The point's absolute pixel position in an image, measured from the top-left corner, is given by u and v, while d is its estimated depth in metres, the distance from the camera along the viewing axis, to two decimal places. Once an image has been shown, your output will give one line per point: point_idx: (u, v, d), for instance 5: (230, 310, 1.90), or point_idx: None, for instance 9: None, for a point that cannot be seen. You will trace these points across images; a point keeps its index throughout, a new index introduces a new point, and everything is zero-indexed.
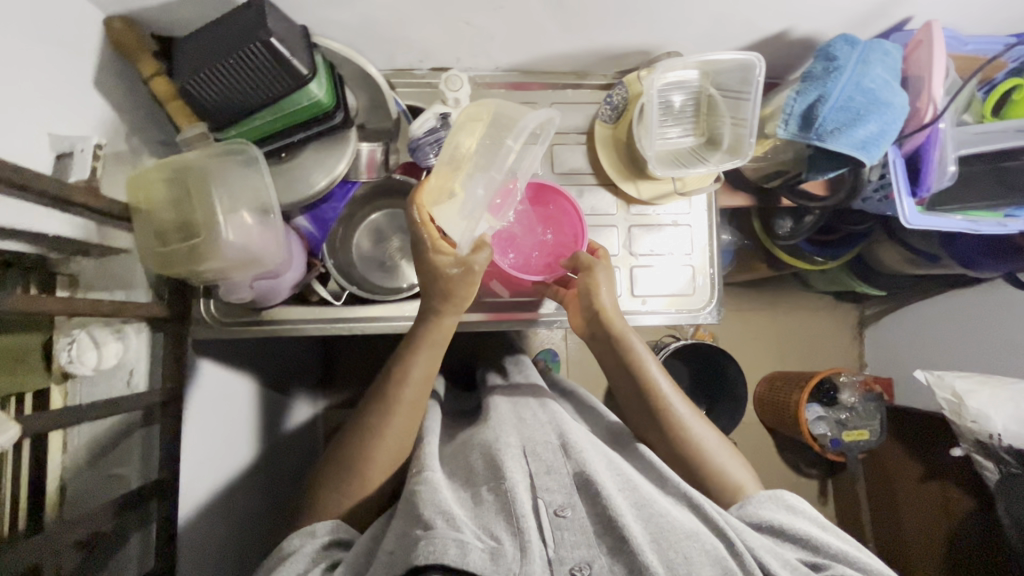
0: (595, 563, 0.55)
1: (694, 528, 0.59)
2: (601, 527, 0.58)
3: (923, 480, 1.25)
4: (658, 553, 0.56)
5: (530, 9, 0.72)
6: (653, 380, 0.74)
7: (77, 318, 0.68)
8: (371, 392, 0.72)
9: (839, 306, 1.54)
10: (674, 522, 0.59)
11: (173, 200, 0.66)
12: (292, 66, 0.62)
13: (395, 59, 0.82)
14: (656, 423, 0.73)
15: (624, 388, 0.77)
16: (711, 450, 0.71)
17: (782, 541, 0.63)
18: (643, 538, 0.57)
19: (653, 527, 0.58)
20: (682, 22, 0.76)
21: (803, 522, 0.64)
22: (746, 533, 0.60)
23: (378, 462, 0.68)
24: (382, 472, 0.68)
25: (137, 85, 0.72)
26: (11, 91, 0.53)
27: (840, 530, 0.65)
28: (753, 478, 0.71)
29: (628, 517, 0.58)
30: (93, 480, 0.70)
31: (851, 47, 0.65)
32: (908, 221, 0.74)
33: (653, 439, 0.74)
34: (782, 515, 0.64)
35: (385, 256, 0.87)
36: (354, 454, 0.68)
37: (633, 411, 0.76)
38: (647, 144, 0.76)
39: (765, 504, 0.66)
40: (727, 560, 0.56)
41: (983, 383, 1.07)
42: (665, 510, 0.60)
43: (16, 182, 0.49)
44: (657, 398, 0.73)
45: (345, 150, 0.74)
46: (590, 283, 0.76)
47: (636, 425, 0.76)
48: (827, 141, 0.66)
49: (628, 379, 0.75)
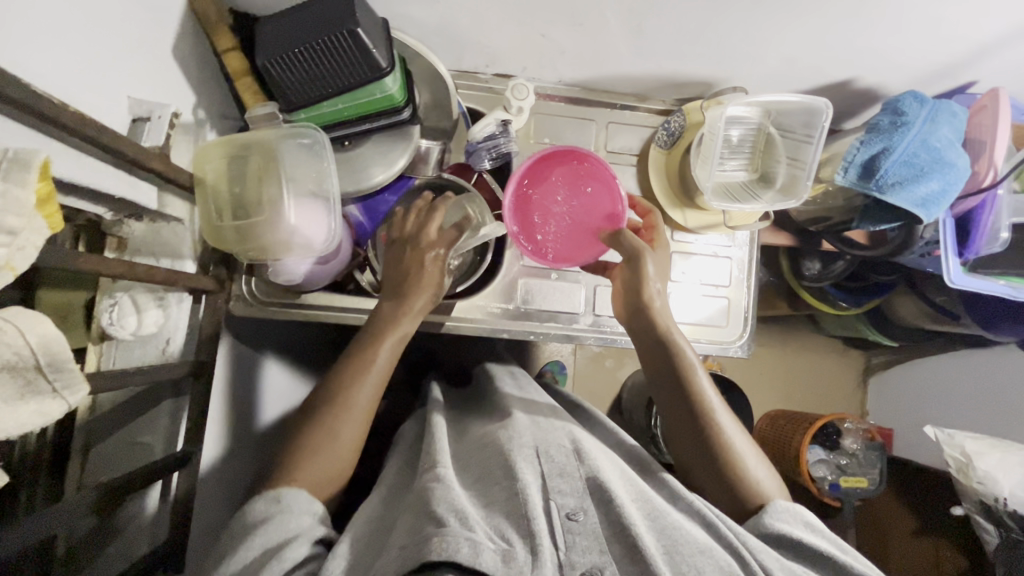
0: (607, 569, 0.54)
1: (707, 543, 0.58)
2: (613, 535, 0.58)
3: (915, 535, 1.24)
4: (668, 563, 0.55)
5: (609, 27, 0.72)
6: (697, 382, 0.71)
7: (122, 280, 0.66)
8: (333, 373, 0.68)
9: (848, 352, 1.55)
10: (687, 535, 0.58)
11: (234, 176, 0.66)
12: (373, 58, 0.62)
13: (463, 61, 0.82)
14: (695, 426, 0.70)
15: (667, 393, 0.72)
16: (747, 464, 0.68)
17: (796, 554, 0.60)
18: (656, 550, 0.56)
19: (665, 540, 0.57)
20: (752, 58, 0.77)
21: (819, 540, 0.61)
22: (762, 554, 0.58)
23: (372, 384, 0.67)
24: (363, 414, 0.66)
25: (209, 56, 0.72)
26: (100, 49, 0.53)
27: (858, 555, 0.62)
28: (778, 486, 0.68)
29: (640, 526, 0.58)
30: (117, 448, 0.68)
31: (920, 105, 0.67)
32: (953, 280, 0.75)
33: (685, 442, 0.70)
34: (800, 531, 0.62)
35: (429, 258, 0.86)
36: (343, 379, 0.66)
37: (668, 411, 0.72)
38: (704, 175, 0.77)
39: (783, 516, 0.63)
40: (730, 564, 0.55)
41: (994, 447, 1.07)
42: (676, 522, 0.60)
43: (105, 144, 0.49)
44: (699, 402, 0.70)
45: (407, 145, 0.75)
46: (639, 273, 0.74)
47: (670, 426, 0.72)
48: (887, 194, 0.67)
49: (671, 378, 0.71)
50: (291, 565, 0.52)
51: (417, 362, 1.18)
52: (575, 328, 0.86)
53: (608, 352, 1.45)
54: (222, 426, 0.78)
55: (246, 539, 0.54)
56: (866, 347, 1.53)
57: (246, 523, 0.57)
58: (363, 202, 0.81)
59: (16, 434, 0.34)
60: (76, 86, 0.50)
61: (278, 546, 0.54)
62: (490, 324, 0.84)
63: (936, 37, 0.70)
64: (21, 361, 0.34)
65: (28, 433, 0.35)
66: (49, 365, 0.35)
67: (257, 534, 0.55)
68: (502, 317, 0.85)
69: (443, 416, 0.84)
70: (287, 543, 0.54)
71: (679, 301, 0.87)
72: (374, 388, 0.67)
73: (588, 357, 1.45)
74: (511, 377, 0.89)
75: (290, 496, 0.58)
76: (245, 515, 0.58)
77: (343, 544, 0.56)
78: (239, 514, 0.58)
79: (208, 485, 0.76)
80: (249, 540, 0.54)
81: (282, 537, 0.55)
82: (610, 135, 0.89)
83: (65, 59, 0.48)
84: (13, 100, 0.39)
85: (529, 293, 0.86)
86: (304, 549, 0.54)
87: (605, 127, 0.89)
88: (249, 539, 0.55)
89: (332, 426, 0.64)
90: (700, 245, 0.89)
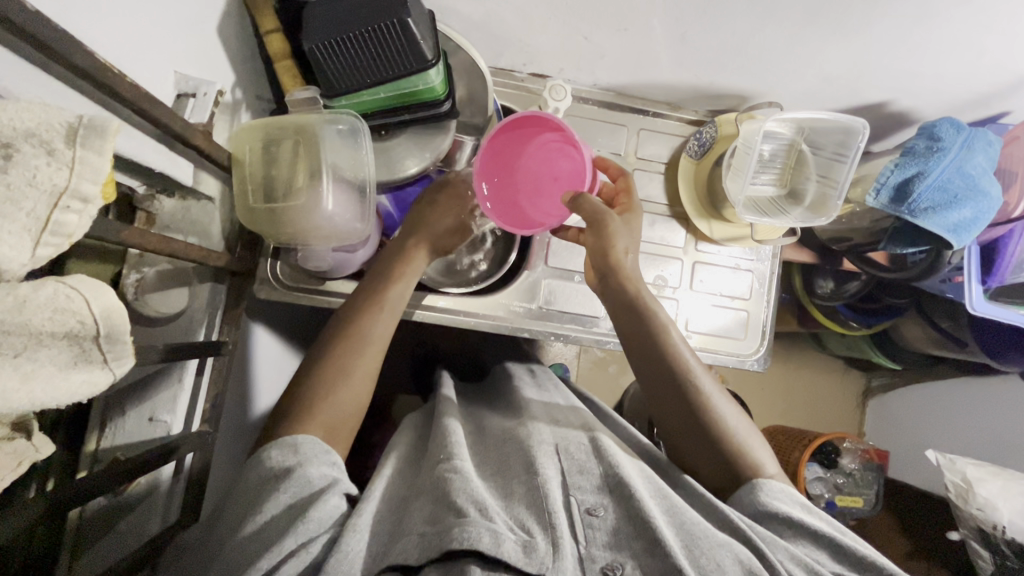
0: (626, 564, 0.55)
1: (726, 538, 0.57)
2: (630, 529, 0.57)
3: (906, 558, 1.22)
4: (688, 558, 0.55)
5: (652, 34, 0.73)
6: (676, 349, 0.70)
7: (149, 254, 0.63)
8: (329, 330, 0.68)
9: (850, 372, 1.57)
10: (706, 529, 0.58)
11: (270, 158, 0.66)
12: (420, 49, 0.62)
13: (501, 58, 0.83)
14: (682, 405, 0.69)
15: (644, 368, 0.71)
16: (734, 429, 0.68)
17: (795, 536, 0.60)
18: (676, 544, 0.55)
19: (685, 535, 0.57)
20: (791, 74, 0.78)
21: (820, 522, 0.62)
22: (772, 543, 0.58)
23: (380, 329, 0.67)
24: (363, 392, 0.65)
25: (251, 37, 0.72)
26: (154, 21, 0.52)
27: (855, 535, 0.62)
28: (776, 463, 0.68)
29: (660, 520, 0.57)
30: (137, 425, 0.65)
31: (956, 131, 0.68)
32: (975, 306, 0.77)
33: (672, 424, 0.70)
34: (798, 511, 0.62)
35: (454, 260, 0.88)
36: (347, 325, 0.67)
37: (652, 394, 0.71)
38: (736, 188, 0.77)
39: (781, 496, 0.63)
40: (751, 561, 0.55)
41: (996, 474, 1.05)
42: (694, 517, 0.59)
43: (159, 118, 0.49)
44: (682, 377, 0.69)
45: (443, 139, 0.75)
46: (603, 237, 0.72)
47: (658, 411, 0.71)
48: (918, 217, 0.68)
49: (651, 350, 0.70)
50: (319, 526, 0.52)
51: (425, 355, 1.18)
52: (595, 332, 0.86)
53: (613, 357, 1.45)
54: (233, 404, 0.78)
55: (271, 497, 0.53)
56: (868, 368, 1.54)
57: (263, 472, 0.56)
58: (394, 193, 0.81)
59: (66, 403, 0.34)
60: (130, 56, 0.50)
61: (305, 501, 0.53)
62: (511, 321, 0.84)
63: (977, 65, 0.71)
64: (83, 330, 0.34)
65: (75, 402, 0.35)
66: (106, 337, 0.35)
67: (283, 488, 0.54)
68: (523, 315, 0.85)
69: (457, 405, 0.84)
70: (318, 495, 0.54)
71: (695, 310, 0.87)
72: (384, 331, 0.68)
73: (592, 360, 1.45)
74: (529, 373, 0.91)
75: (307, 445, 0.58)
76: (260, 464, 0.57)
77: (362, 514, 0.55)
78: (256, 461, 0.58)
79: (218, 466, 0.75)
80: (273, 496, 0.53)
81: (307, 491, 0.54)
82: (640, 142, 0.89)
83: (121, 29, 0.48)
84: (76, 65, 0.38)
85: (552, 293, 0.86)
86: (333, 506, 0.54)
87: (636, 133, 0.89)
88: (272, 493, 0.54)
89: (345, 403, 0.63)
90: (722, 256, 0.89)
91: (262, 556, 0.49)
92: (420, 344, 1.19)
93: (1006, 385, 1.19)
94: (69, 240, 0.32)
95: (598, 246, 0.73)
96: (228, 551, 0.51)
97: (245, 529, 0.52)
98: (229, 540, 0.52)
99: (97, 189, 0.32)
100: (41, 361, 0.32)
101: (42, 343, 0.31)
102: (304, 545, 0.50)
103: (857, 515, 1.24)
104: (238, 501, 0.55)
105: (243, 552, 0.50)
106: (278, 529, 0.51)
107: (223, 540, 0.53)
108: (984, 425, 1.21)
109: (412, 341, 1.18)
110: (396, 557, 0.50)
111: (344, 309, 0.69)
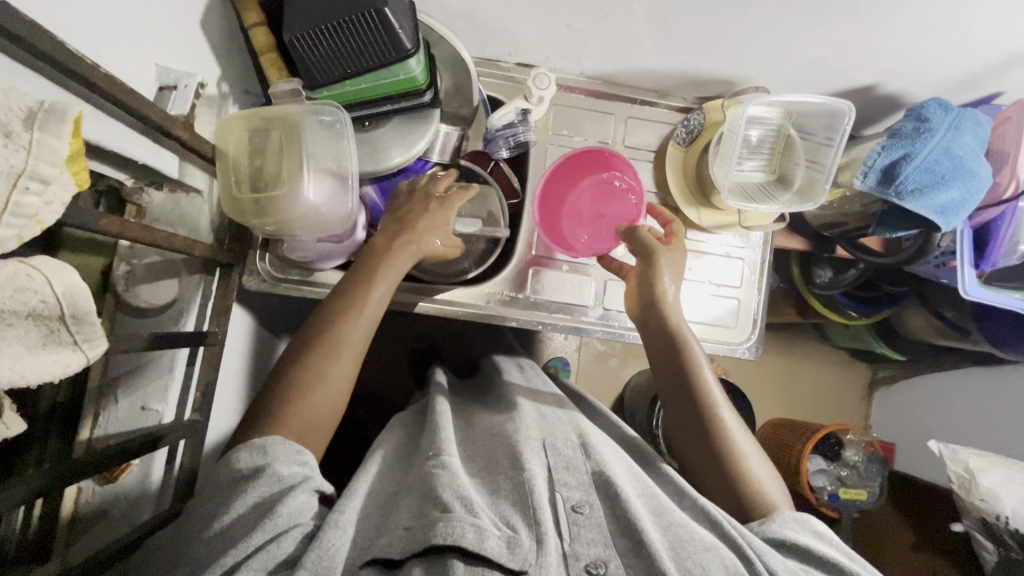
0: (611, 562, 0.54)
1: (713, 541, 0.56)
2: (617, 528, 0.57)
3: (912, 549, 1.21)
4: (674, 560, 0.54)
5: (635, 20, 0.72)
6: (693, 354, 0.71)
7: (138, 247, 0.65)
8: (304, 329, 0.66)
9: (854, 364, 1.55)
10: (693, 533, 0.57)
11: (253, 149, 0.66)
12: (398, 38, 0.63)
13: (486, 47, 0.83)
14: (682, 392, 0.70)
15: (659, 362, 0.73)
16: (728, 427, 0.68)
17: (808, 565, 0.57)
18: (661, 545, 0.55)
19: (670, 535, 0.56)
20: (777, 59, 0.77)
21: (828, 548, 0.59)
22: (766, 554, 0.56)
23: (376, 300, 0.68)
24: (343, 380, 0.65)
25: (235, 31, 0.72)
26: (134, 16, 0.53)
27: (866, 563, 0.59)
28: (775, 480, 0.67)
29: (645, 522, 0.57)
30: (127, 412, 0.65)
31: (944, 112, 0.67)
32: (967, 291, 0.76)
33: (675, 414, 0.71)
34: (807, 537, 0.59)
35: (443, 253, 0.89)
36: (332, 323, 0.65)
37: (658, 376, 0.73)
38: (722, 174, 0.76)
39: (791, 525, 0.60)
40: (737, 564, 0.54)
41: (999, 464, 1.03)
42: (680, 519, 0.59)
43: (139, 113, 0.49)
44: (698, 378, 0.70)
45: (428, 127, 0.76)
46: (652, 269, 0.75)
47: (666, 408, 0.72)
48: (906, 200, 0.68)
49: (670, 350, 0.72)
50: (286, 522, 0.51)
51: (422, 350, 1.18)
52: (583, 322, 0.86)
53: (614, 351, 1.44)
54: (226, 398, 0.79)
55: (239, 495, 0.53)
56: (871, 360, 1.52)
57: (230, 473, 0.55)
58: (380, 183, 0.83)
59: (35, 382, 0.35)
60: (111, 51, 0.51)
61: (275, 497, 0.52)
62: (501, 310, 0.84)
63: (965, 45, 0.70)
64: (47, 309, 0.35)
65: (48, 382, 0.36)
66: (72, 317, 0.36)
67: (250, 488, 0.53)
68: (510, 306, 0.85)
69: (448, 401, 0.84)
70: (286, 491, 0.53)
71: (686, 299, 0.87)
72: (384, 297, 0.68)
73: (592, 354, 1.45)
74: (517, 368, 0.91)
75: (275, 446, 0.57)
76: (228, 465, 0.56)
77: (345, 511, 0.55)
78: (223, 463, 0.57)
79: (212, 458, 0.77)
80: (241, 494, 0.53)
81: (279, 487, 0.54)
82: (628, 130, 0.89)
83: (101, 25, 0.49)
84: (52, 58, 0.39)
85: (539, 284, 0.86)
86: (304, 498, 0.54)
87: (624, 121, 0.89)
88: (244, 490, 0.53)
89: (327, 394, 0.63)
90: (712, 244, 0.88)
91: (227, 553, 0.48)
92: (418, 338, 1.19)
93: (1012, 374, 1.17)
94: (29, 222, 0.33)
95: (644, 276, 0.75)
96: (195, 550, 0.50)
97: (213, 525, 0.51)
98: (195, 539, 0.51)
99: (57, 169, 0.33)
100: (8, 340, 0.33)
101: (6, 321, 0.33)
102: (273, 540, 0.49)
103: (861, 508, 1.22)
104: (207, 500, 0.54)
105: (209, 550, 0.49)
106: (245, 527, 0.50)
107: (189, 540, 0.51)
108: (987, 415, 1.19)
109: (411, 336, 1.18)
110: (380, 550, 0.51)
111: (321, 308, 0.68)
